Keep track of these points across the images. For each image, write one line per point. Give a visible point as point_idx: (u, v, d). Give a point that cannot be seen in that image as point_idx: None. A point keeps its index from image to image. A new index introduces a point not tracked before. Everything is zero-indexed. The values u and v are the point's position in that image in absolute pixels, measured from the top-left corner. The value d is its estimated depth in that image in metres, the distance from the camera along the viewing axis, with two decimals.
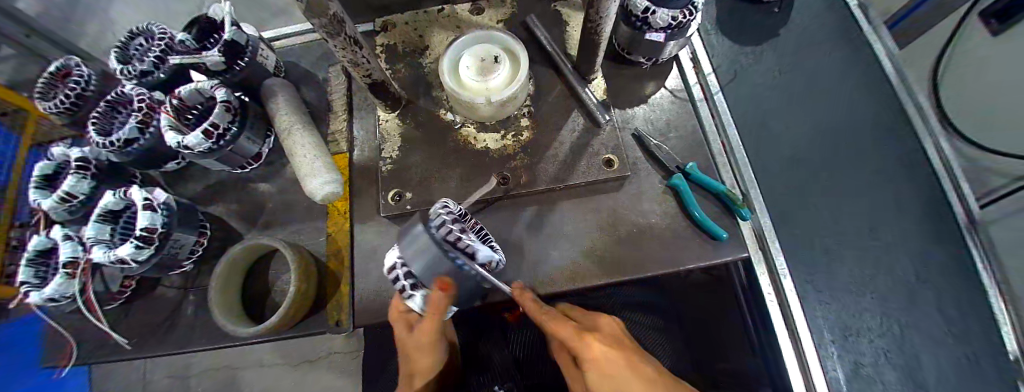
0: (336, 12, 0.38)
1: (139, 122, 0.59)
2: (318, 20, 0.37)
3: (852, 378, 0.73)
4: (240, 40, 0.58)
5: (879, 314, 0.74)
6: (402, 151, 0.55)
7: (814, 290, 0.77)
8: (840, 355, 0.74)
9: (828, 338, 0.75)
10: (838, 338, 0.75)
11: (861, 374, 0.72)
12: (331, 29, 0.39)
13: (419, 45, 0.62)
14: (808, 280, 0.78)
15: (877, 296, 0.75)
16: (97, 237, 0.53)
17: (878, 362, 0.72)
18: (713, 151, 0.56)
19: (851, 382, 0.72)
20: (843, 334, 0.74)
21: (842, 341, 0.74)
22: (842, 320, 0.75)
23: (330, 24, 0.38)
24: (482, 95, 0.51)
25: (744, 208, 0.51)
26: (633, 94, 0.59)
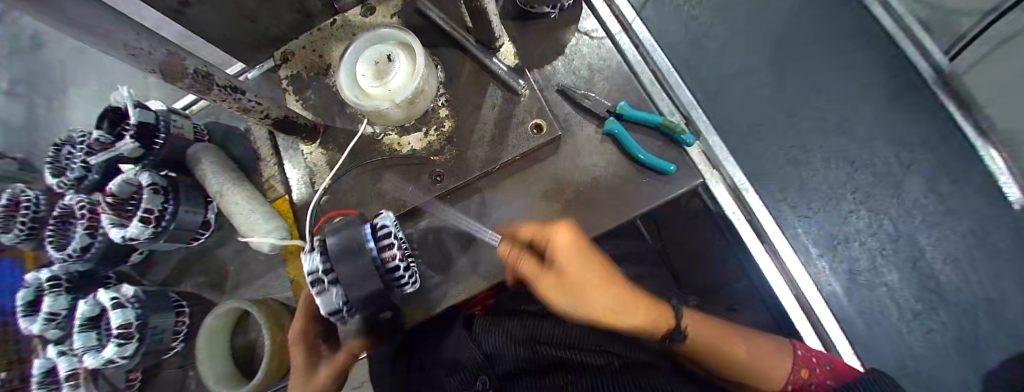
0: (195, 68, 0.36)
1: (86, 229, 0.60)
2: (181, 83, 0.35)
3: (851, 290, 0.72)
4: (149, 120, 0.56)
5: (864, 210, 0.73)
6: (333, 179, 0.54)
7: (791, 207, 0.75)
8: (833, 270, 0.72)
9: (816, 252, 0.73)
10: (827, 252, 0.73)
11: (859, 280, 0.72)
12: (200, 86, 0.37)
13: (322, 66, 0.59)
14: (785, 196, 0.75)
15: (861, 194, 0.73)
16: (84, 346, 0.54)
17: (876, 257, 0.72)
18: (643, 82, 0.53)
19: (851, 292, 0.72)
20: (831, 246, 0.73)
21: (831, 254, 0.73)
22: (828, 232, 0.73)
23: (195, 82, 0.36)
24: (387, 99, 0.48)
25: (687, 134, 0.48)
26: (549, 48, 0.55)
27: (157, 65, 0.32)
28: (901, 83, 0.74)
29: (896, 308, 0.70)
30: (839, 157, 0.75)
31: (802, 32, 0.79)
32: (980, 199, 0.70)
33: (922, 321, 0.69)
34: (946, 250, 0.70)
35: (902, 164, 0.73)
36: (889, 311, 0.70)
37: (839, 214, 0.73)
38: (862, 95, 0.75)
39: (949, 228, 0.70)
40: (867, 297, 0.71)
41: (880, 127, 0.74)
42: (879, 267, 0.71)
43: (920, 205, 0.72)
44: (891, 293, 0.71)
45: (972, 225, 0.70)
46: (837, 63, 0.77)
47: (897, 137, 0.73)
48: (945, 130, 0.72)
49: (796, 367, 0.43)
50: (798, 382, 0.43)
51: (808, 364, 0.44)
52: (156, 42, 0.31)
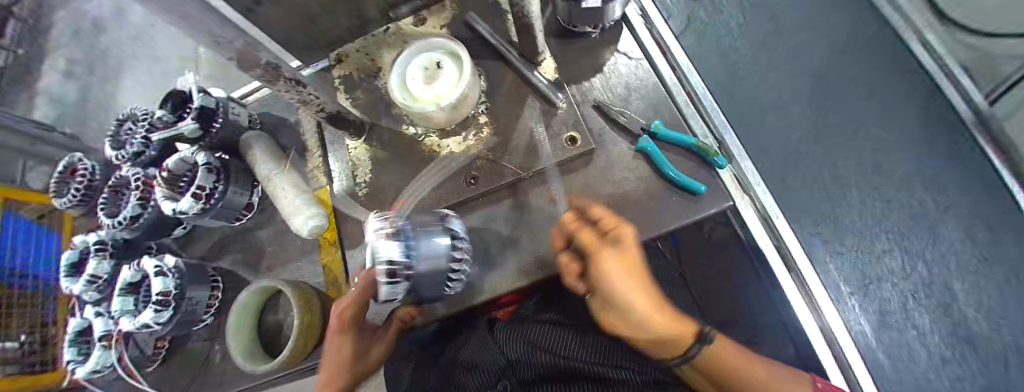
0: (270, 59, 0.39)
1: (139, 198, 0.63)
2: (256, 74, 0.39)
3: (879, 330, 0.70)
4: (208, 105, 0.61)
5: (896, 251, 0.72)
6: (373, 174, 0.57)
7: (825, 242, 0.73)
8: (863, 309, 0.71)
9: (845, 289, 0.71)
10: (858, 290, 0.71)
11: (890, 324, 0.70)
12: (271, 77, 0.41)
13: (372, 69, 0.63)
14: (818, 230, 0.74)
15: (895, 235, 0.72)
16: (123, 309, 0.57)
17: (907, 299, 0.70)
18: (677, 104, 0.54)
19: (881, 333, 0.70)
20: (862, 284, 0.71)
21: (861, 292, 0.71)
22: (859, 271, 0.72)
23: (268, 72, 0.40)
24: (432, 103, 0.51)
25: (719, 156, 0.49)
26: (587, 66, 0.58)
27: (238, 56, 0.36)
28: (937, 124, 0.74)
29: (925, 352, 0.68)
30: (872, 194, 0.74)
31: (838, 67, 0.80)
32: (1017, 248, 0.68)
33: (952, 370, 0.67)
34: (980, 298, 0.68)
35: (936, 207, 0.72)
36: (919, 356, 0.68)
37: (867, 253, 0.72)
38: (898, 134, 0.75)
39: (985, 275, 0.68)
40: (897, 339, 0.69)
41: (915, 166, 0.73)
42: (910, 309, 0.69)
43: (953, 250, 0.70)
44: (921, 336, 0.69)
45: (1008, 274, 0.68)
46: (872, 100, 0.77)
47: (932, 177, 0.72)
48: (981, 174, 0.71)
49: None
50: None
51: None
52: (244, 36, 0.34)
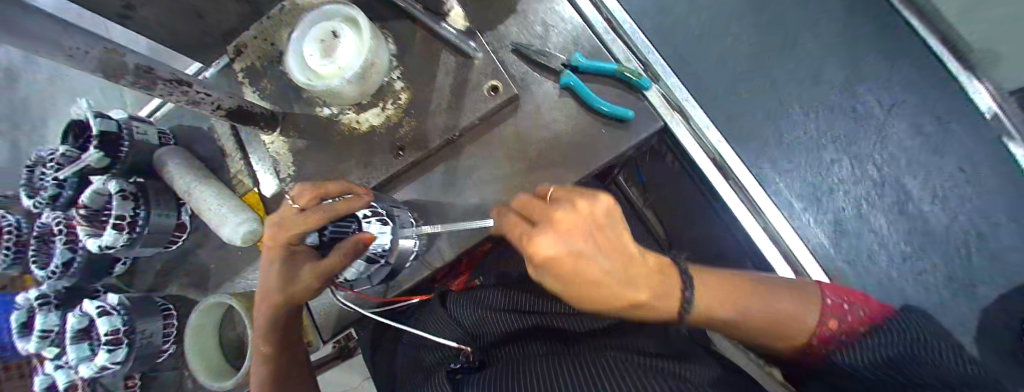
0: (136, 62, 0.35)
1: (66, 243, 0.60)
2: (122, 80, 0.35)
3: (837, 240, 0.69)
4: (110, 129, 0.55)
5: (845, 159, 0.71)
6: (297, 166, 0.54)
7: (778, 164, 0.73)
8: (818, 222, 0.70)
9: (798, 206, 0.71)
10: (810, 204, 0.71)
11: (846, 231, 0.69)
12: (144, 81, 0.37)
13: (275, 55, 0.58)
14: (763, 153, 0.74)
15: (841, 141, 0.71)
16: (79, 357, 0.55)
17: (849, 193, 0.70)
18: (597, 32, 0.52)
19: (840, 246, 0.69)
20: (815, 198, 0.71)
21: (814, 206, 0.71)
22: (810, 183, 0.71)
23: (138, 78, 0.36)
24: (337, 76, 0.47)
25: (643, 77, 0.47)
26: (500, 7, 0.54)
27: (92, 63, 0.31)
28: (875, 10, 0.70)
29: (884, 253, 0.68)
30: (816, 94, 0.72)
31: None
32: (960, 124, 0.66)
33: (915, 263, 0.66)
34: (934, 188, 0.67)
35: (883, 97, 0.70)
36: (878, 259, 0.68)
37: (816, 155, 0.72)
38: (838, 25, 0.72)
39: (928, 157, 0.67)
40: (856, 246, 0.68)
41: (857, 57, 0.71)
42: (865, 213, 0.69)
43: (903, 147, 0.68)
44: (879, 241, 0.68)
45: (951, 152, 0.66)
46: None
47: (875, 67, 0.70)
48: (918, 54, 0.68)
49: (824, 318, 0.33)
50: (825, 335, 0.33)
51: (837, 311, 0.33)
52: (90, 38, 0.30)
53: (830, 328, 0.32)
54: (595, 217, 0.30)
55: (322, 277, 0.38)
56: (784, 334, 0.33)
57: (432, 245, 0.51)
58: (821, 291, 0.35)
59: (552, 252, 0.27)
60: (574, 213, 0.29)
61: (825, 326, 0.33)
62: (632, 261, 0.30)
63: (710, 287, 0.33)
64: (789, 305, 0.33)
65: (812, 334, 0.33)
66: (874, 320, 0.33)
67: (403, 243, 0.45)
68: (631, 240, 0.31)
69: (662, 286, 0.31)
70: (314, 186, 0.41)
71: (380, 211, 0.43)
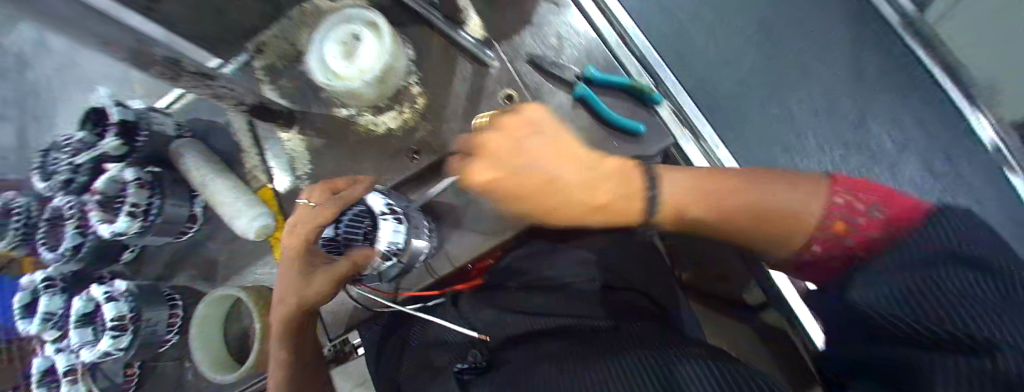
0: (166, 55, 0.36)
1: (77, 228, 0.60)
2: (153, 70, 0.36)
3: None
4: (129, 117, 0.56)
5: (864, 192, 0.70)
6: (315, 165, 0.55)
7: None
8: None
9: None
10: None
11: None
12: (173, 73, 0.38)
13: (295, 55, 0.59)
14: None
15: (860, 175, 0.71)
16: (82, 341, 0.55)
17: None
18: (610, 47, 0.53)
19: None
20: None
21: None
22: None
23: (168, 70, 0.37)
24: (357, 79, 0.48)
25: (653, 93, 0.49)
26: (516, 18, 0.55)
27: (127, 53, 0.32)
28: (878, 36, 0.72)
29: None
30: (824, 114, 0.73)
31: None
32: (956, 147, 0.68)
33: None
34: (939, 212, 0.67)
35: (888, 121, 0.71)
36: None
37: (821, 170, 0.71)
38: (844, 46, 0.73)
39: (924, 179, 0.69)
40: None
41: (861, 79, 0.72)
42: None
43: (919, 183, 0.68)
44: None
45: (944, 176, 0.68)
46: (821, 14, 0.74)
47: (879, 91, 0.71)
48: (920, 81, 0.70)
49: (828, 217, 0.32)
50: (821, 233, 0.32)
51: (848, 211, 0.31)
52: None
53: (833, 226, 0.31)
54: (555, 135, 0.41)
55: (336, 280, 0.40)
56: (777, 228, 0.34)
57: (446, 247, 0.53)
58: (828, 188, 0.33)
59: (492, 170, 0.40)
60: (520, 119, 0.42)
61: (825, 224, 0.31)
62: (594, 170, 0.39)
63: (692, 188, 0.38)
64: (778, 199, 0.34)
65: (807, 233, 0.32)
66: (896, 219, 0.29)
67: (414, 244, 0.45)
68: (584, 152, 0.40)
69: (626, 189, 0.39)
70: (331, 187, 0.44)
71: (397, 210, 0.43)
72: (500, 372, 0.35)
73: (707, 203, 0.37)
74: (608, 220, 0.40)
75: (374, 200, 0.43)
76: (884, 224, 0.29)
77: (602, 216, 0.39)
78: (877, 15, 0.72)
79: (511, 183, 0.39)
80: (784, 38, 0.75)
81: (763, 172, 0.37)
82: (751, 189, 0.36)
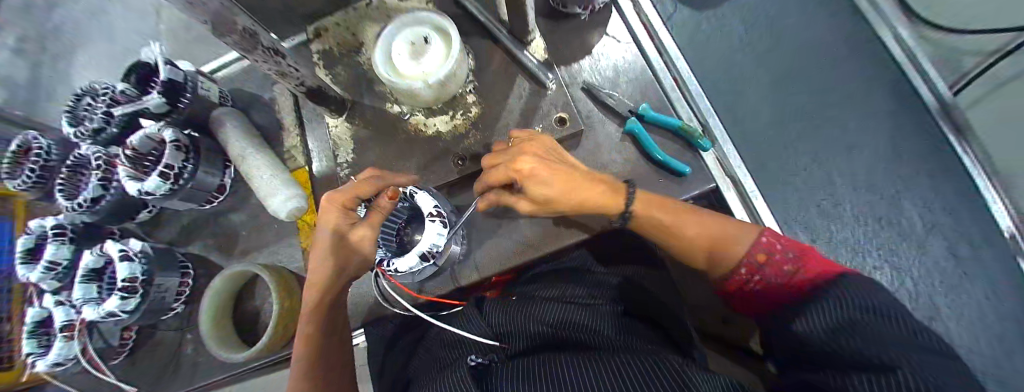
0: (247, 26, 0.37)
1: (101, 179, 0.59)
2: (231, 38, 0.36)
3: None
4: (177, 78, 0.56)
5: (885, 267, 0.70)
6: (357, 154, 0.55)
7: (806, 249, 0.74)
8: None
9: None
10: None
11: None
12: (247, 44, 0.39)
13: (354, 45, 0.60)
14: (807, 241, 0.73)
15: (881, 246, 0.71)
16: (85, 297, 0.53)
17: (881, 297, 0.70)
18: (664, 88, 0.55)
19: None
20: None
21: None
22: None
23: (242, 40, 0.38)
24: (420, 80, 0.49)
25: (704, 138, 0.50)
26: (576, 48, 0.57)
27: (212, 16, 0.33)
28: (911, 115, 0.74)
29: None
30: (851, 182, 0.74)
31: (825, 51, 0.79)
32: (977, 234, 0.69)
33: None
34: (955, 296, 0.68)
35: (913, 199, 0.72)
36: None
37: (843, 237, 0.73)
38: (878, 119, 0.75)
39: (942, 260, 0.70)
40: None
41: (890, 154, 0.74)
42: None
43: (937, 266, 0.70)
44: None
45: (962, 260, 0.70)
46: (858, 86, 0.77)
47: (905, 168, 0.73)
48: (948, 165, 0.72)
49: (755, 250, 0.41)
50: (752, 264, 0.40)
51: (769, 251, 0.40)
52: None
53: (757, 259, 0.40)
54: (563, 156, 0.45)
55: (368, 238, 0.41)
56: (715, 253, 0.43)
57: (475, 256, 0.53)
58: (760, 233, 0.42)
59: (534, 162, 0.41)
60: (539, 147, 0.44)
61: (754, 257, 0.40)
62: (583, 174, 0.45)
63: (648, 204, 0.46)
64: (714, 233, 0.44)
65: (738, 264, 0.41)
66: (800, 262, 0.37)
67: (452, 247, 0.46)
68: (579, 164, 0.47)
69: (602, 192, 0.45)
70: (377, 177, 0.44)
71: (442, 213, 0.44)
72: (524, 368, 0.36)
73: (672, 222, 0.45)
74: (585, 204, 0.44)
75: (422, 200, 0.44)
76: (789, 271, 0.37)
77: (582, 201, 0.44)
78: (911, 96, 0.75)
79: (534, 173, 0.41)
80: (819, 103, 0.77)
81: (710, 214, 0.46)
82: (695, 223, 0.45)
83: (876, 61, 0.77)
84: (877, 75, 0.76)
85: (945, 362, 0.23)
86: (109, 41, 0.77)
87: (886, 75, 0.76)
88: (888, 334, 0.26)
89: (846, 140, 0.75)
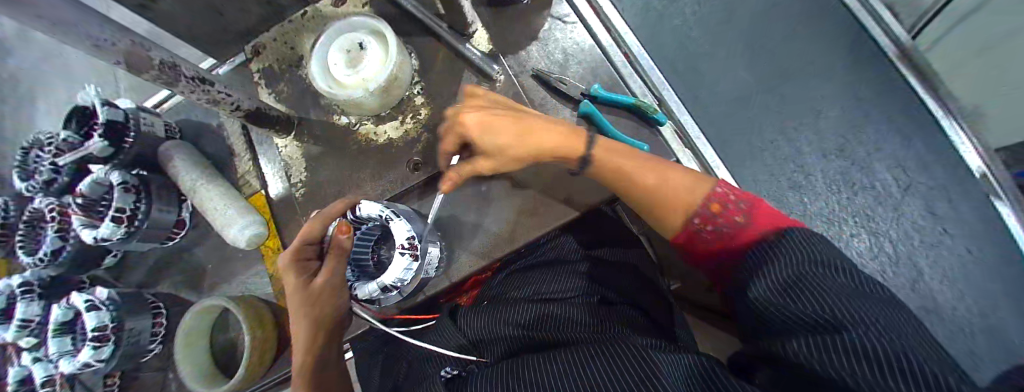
0: (161, 58, 0.35)
1: (57, 231, 0.58)
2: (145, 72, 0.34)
3: None
4: (116, 118, 0.54)
5: (864, 233, 0.70)
6: (310, 172, 0.54)
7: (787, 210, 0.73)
8: None
9: None
10: None
11: None
12: (168, 77, 0.36)
13: (294, 59, 0.57)
14: (782, 201, 0.73)
15: (853, 197, 0.71)
16: (60, 351, 0.53)
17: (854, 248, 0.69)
18: (616, 66, 0.53)
19: None
20: None
21: None
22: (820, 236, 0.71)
23: (161, 73, 0.35)
24: (360, 88, 0.47)
25: (659, 113, 0.49)
26: (523, 34, 0.55)
27: (118, 55, 0.30)
28: (876, 60, 0.73)
29: None
30: (821, 137, 0.74)
31: (788, 5, 0.77)
32: (945, 172, 0.70)
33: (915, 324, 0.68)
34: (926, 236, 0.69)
35: (882, 146, 0.72)
36: None
37: (815, 192, 0.72)
38: (842, 72, 0.74)
39: (913, 206, 0.70)
40: None
41: (858, 104, 0.73)
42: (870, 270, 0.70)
43: (910, 214, 0.70)
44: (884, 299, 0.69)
45: (933, 204, 0.70)
46: (820, 37, 0.75)
47: (873, 116, 0.72)
48: (914, 108, 0.72)
49: (708, 201, 0.39)
50: (704, 213, 0.39)
51: (722, 201, 0.39)
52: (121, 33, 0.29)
53: (711, 210, 0.38)
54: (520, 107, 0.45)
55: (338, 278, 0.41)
56: (669, 210, 0.41)
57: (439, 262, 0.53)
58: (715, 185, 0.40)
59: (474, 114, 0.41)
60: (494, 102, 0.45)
61: (708, 208, 0.39)
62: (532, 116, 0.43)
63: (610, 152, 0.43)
64: (674, 180, 0.41)
65: (692, 214, 0.39)
66: (753, 213, 0.37)
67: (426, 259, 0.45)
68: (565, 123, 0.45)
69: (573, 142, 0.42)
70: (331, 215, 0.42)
71: (416, 245, 0.42)
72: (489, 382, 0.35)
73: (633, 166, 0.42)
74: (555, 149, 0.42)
75: (398, 229, 0.42)
76: (740, 222, 0.36)
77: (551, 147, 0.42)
78: (875, 41, 0.73)
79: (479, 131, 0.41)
80: (784, 59, 0.76)
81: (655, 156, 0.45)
82: (647, 168, 0.42)
83: (838, 10, 0.75)
84: (840, 23, 0.75)
85: (885, 305, 0.25)
86: (53, 86, 0.75)
87: (849, 23, 0.75)
88: (836, 284, 0.27)
89: (813, 94, 0.74)
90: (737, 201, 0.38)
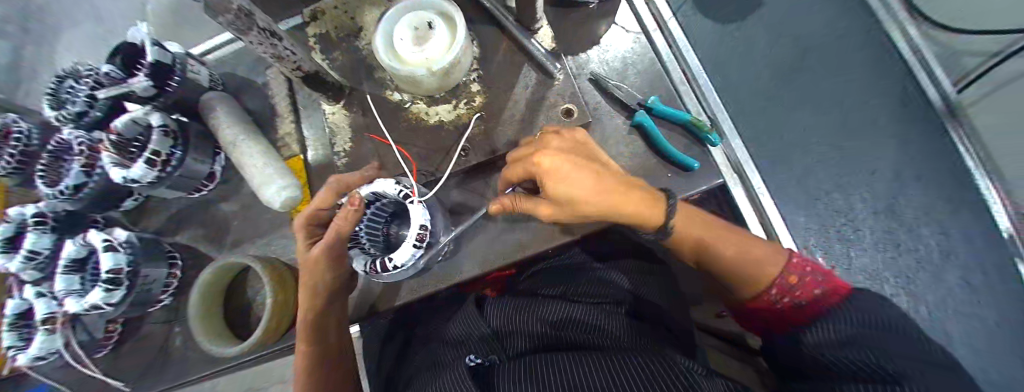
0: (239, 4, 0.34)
1: (83, 166, 0.55)
2: (222, 16, 0.34)
3: None
4: (164, 60, 0.52)
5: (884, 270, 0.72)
6: (354, 142, 0.53)
7: (813, 249, 0.73)
8: None
9: None
10: None
11: None
12: (241, 24, 0.36)
13: (352, 28, 0.57)
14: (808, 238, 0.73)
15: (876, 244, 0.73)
16: (67, 289, 0.50)
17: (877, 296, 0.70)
18: (673, 81, 0.54)
19: None
20: None
21: None
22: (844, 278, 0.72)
23: (237, 20, 0.35)
24: (422, 66, 0.47)
25: (714, 133, 0.49)
26: (585, 37, 0.56)
27: None
28: (916, 115, 0.75)
29: None
30: (851, 181, 0.75)
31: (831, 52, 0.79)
32: (973, 231, 0.71)
33: None
34: (947, 290, 0.70)
35: (911, 197, 0.73)
36: None
37: (840, 235, 0.74)
38: (876, 122, 0.76)
39: (937, 261, 0.71)
40: None
41: (892, 155, 0.74)
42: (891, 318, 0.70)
43: (932, 267, 0.71)
44: None
45: (959, 262, 0.71)
46: (856, 85, 0.77)
47: (906, 169, 0.74)
48: (948, 165, 0.73)
49: (786, 272, 0.39)
50: (785, 285, 0.38)
51: (802, 272, 0.38)
52: None
53: (789, 281, 0.38)
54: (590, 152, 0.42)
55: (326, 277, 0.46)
56: (744, 276, 0.41)
57: (461, 253, 0.51)
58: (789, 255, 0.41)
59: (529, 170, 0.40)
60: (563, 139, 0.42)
61: (785, 278, 0.38)
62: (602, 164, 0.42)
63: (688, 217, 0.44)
64: (750, 249, 0.41)
65: (771, 284, 0.39)
66: (834, 287, 0.36)
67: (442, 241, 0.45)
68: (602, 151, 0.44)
69: (643, 211, 0.41)
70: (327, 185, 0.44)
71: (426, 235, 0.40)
72: (516, 369, 0.33)
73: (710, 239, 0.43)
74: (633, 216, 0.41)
75: (416, 212, 0.40)
76: (820, 295, 0.36)
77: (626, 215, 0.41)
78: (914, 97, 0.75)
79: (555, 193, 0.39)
80: (824, 105, 0.78)
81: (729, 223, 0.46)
82: (727, 240, 0.43)
83: (880, 63, 0.77)
84: (881, 76, 0.77)
85: (946, 369, 0.25)
86: (93, 23, 0.74)
87: (890, 76, 0.76)
88: (892, 346, 0.28)
89: (847, 139, 0.76)
90: (813, 270, 0.39)
